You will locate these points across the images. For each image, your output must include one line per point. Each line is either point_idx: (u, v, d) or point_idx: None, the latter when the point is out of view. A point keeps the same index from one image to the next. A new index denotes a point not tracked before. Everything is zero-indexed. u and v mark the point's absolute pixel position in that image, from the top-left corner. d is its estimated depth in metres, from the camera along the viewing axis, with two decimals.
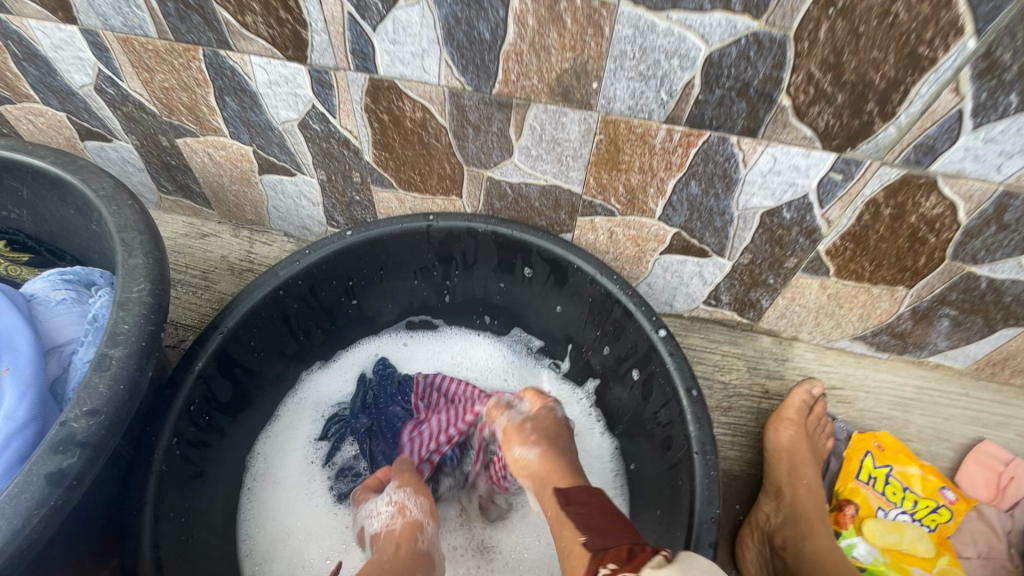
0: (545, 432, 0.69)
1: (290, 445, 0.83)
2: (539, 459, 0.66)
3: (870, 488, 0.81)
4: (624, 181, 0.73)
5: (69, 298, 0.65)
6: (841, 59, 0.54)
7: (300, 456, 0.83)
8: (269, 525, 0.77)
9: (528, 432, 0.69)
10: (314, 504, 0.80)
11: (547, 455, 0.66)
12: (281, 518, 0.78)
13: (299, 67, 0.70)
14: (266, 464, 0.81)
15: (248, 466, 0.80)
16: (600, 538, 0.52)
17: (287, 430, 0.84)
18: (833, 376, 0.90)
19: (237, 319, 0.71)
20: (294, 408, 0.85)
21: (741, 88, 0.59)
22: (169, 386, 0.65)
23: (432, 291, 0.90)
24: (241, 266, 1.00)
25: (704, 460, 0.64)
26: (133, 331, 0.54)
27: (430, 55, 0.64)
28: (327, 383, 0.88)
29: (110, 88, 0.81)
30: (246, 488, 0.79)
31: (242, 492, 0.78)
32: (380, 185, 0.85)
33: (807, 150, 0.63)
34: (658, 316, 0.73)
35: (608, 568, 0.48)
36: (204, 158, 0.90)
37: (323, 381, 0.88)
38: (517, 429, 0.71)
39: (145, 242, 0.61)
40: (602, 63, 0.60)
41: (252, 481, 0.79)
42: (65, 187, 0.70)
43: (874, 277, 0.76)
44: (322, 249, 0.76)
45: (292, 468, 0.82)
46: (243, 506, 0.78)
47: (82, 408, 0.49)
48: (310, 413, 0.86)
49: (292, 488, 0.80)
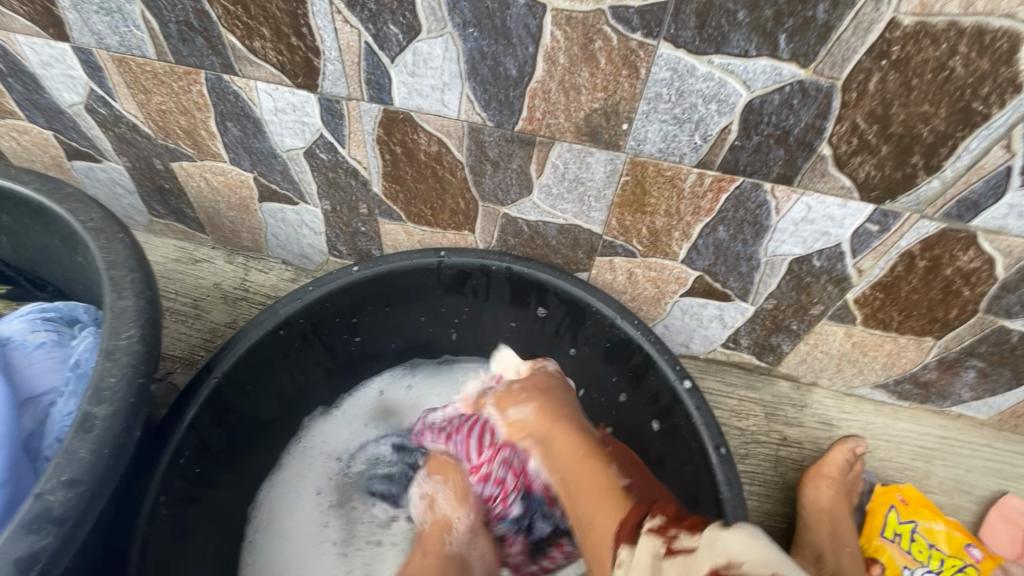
0: (538, 390, 0.66)
1: (293, 495, 0.78)
2: (536, 415, 0.62)
3: (896, 546, 0.77)
4: (648, 223, 0.70)
5: (49, 342, 0.59)
6: (889, 111, 0.51)
7: (304, 506, 0.78)
8: None
9: (518, 390, 0.66)
10: (320, 560, 0.76)
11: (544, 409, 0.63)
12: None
13: (309, 95, 0.66)
14: (267, 516, 0.76)
15: (247, 518, 0.75)
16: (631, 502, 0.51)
17: (291, 479, 0.79)
18: (852, 424, 0.87)
19: (233, 362, 0.66)
20: (297, 455, 0.80)
21: (780, 136, 0.56)
22: (158, 438, 0.59)
23: (439, 327, 0.86)
24: (235, 295, 0.95)
25: (736, 525, 0.61)
26: (120, 385, 0.49)
27: (451, 89, 0.61)
28: (330, 429, 0.83)
29: (102, 108, 0.76)
30: (245, 542, 0.74)
31: (241, 546, 0.74)
32: (388, 217, 0.81)
33: (844, 201, 0.60)
34: (682, 365, 0.70)
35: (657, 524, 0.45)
36: (200, 183, 0.85)
37: (326, 428, 0.83)
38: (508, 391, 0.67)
39: (136, 282, 0.56)
40: (634, 105, 0.57)
41: (252, 534, 0.75)
42: (49, 216, 0.65)
43: (902, 327, 0.73)
44: (327, 285, 0.72)
45: (295, 520, 0.77)
46: (243, 562, 0.73)
47: (59, 478, 0.44)
48: (314, 461, 0.81)
49: (298, 544, 0.76)
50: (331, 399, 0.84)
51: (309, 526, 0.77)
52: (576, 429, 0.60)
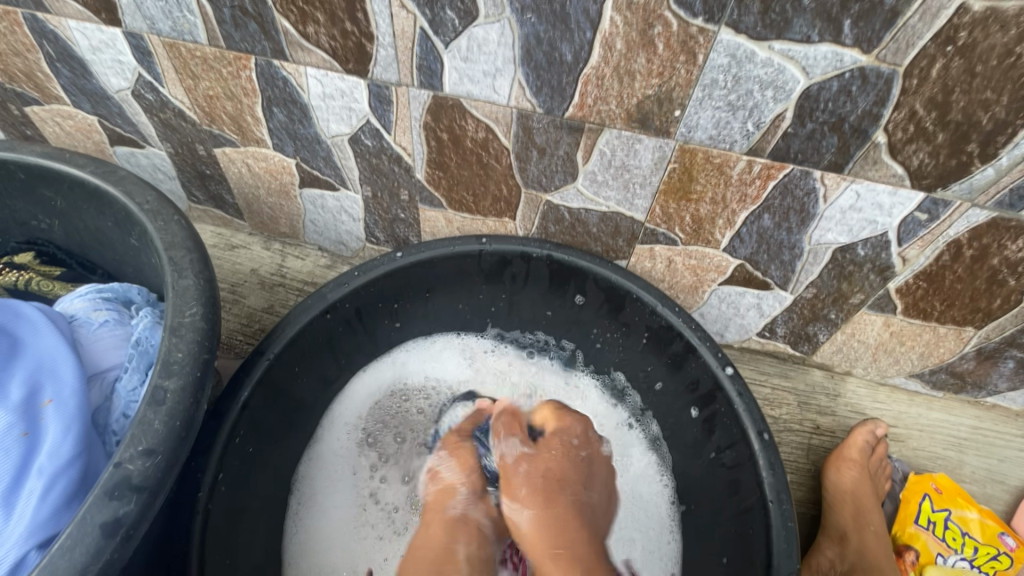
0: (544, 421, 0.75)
1: (333, 467, 0.78)
2: (531, 450, 0.72)
3: (929, 533, 0.79)
4: (692, 211, 0.70)
5: (111, 320, 0.61)
6: (949, 98, 0.51)
7: (345, 477, 0.78)
8: (312, 555, 0.73)
9: (526, 424, 0.75)
10: (360, 536, 0.76)
11: (540, 445, 0.73)
12: (325, 549, 0.74)
13: (358, 81, 0.66)
14: (308, 486, 0.76)
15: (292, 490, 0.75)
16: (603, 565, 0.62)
17: (330, 450, 0.79)
18: (886, 414, 0.88)
19: (283, 345, 0.67)
20: (335, 427, 0.80)
21: (835, 123, 0.56)
22: (214, 417, 0.61)
23: (476, 314, 0.87)
24: (272, 281, 0.96)
25: (780, 509, 0.61)
26: (187, 360, 0.50)
27: (503, 75, 0.61)
28: (365, 399, 0.82)
29: (149, 93, 0.77)
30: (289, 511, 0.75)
31: (286, 517, 0.74)
32: (428, 203, 0.82)
33: (895, 188, 0.60)
34: (723, 352, 0.70)
35: None
36: (241, 169, 0.86)
37: (361, 400, 0.82)
38: (517, 420, 0.76)
39: (196, 262, 0.58)
40: (689, 91, 0.57)
41: (295, 505, 0.75)
42: (105, 199, 0.66)
43: (943, 316, 0.74)
44: (371, 270, 0.73)
45: (336, 490, 0.77)
46: (287, 531, 0.74)
47: (137, 447, 0.45)
48: (352, 432, 0.80)
49: (336, 516, 0.76)
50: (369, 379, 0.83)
51: (348, 497, 0.77)
52: (567, 473, 0.71)
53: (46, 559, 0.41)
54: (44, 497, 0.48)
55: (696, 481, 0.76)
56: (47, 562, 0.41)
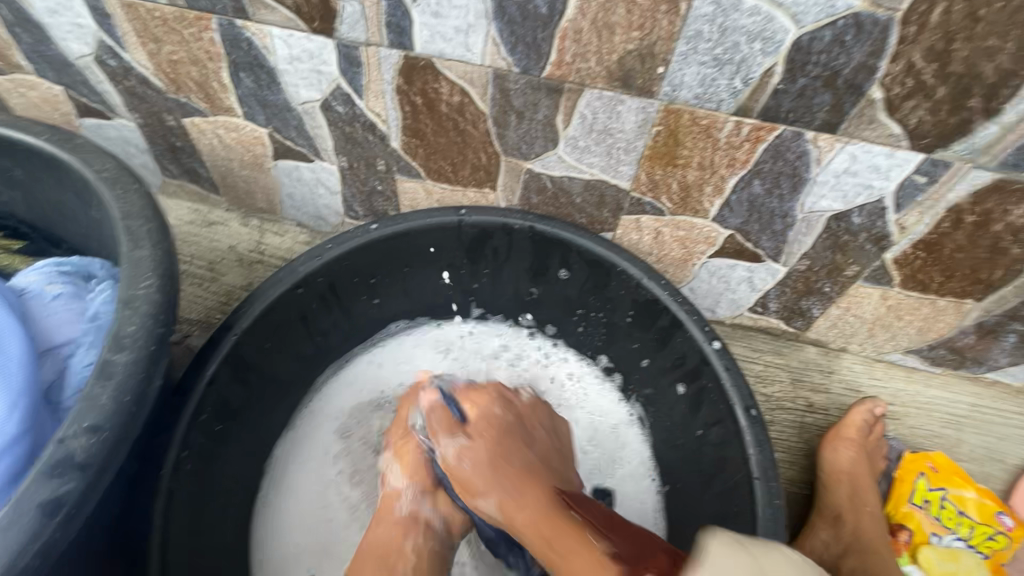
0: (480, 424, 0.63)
1: (308, 456, 0.76)
2: (468, 455, 0.60)
3: (924, 512, 0.76)
4: (679, 177, 0.67)
5: (66, 294, 0.58)
6: (950, 46, 0.48)
7: (320, 465, 0.76)
8: (285, 539, 0.72)
9: (457, 427, 0.63)
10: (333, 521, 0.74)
11: (475, 445, 0.60)
12: (297, 533, 0.72)
13: (325, 41, 0.63)
14: (283, 475, 0.75)
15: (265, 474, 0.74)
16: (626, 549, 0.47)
17: (305, 440, 0.77)
18: (881, 391, 0.85)
19: (251, 320, 0.64)
20: (311, 418, 0.78)
21: (828, 78, 0.52)
22: (178, 393, 0.58)
23: (458, 291, 0.84)
24: (250, 258, 0.93)
25: (767, 487, 0.59)
26: (140, 334, 0.47)
27: (475, 31, 0.57)
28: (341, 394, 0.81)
29: (112, 59, 0.74)
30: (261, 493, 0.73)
31: (257, 500, 0.72)
32: (406, 174, 0.79)
33: (892, 150, 0.56)
34: (710, 326, 0.68)
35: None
36: (213, 140, 0.82)
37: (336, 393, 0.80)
38: (444, 420, 0.64)
39: (153, 232, 0.54)
40: (672, 45, 0.54)
41: (268, 488, 0.73)
42: (62, 167, 0.63)
43: (942, 289, 0.70)
44: (345, 243, 0.70)
45: (310, 476, 0.75)
46: (259, 514, 0.72)
47: (82, 424, 0.43)
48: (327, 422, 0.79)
49: (309, 500, 0.74)
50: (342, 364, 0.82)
51: (321, 483, 0.75)
52: (518, 470, 0.58)
53: None
54: None
55: (683, 461, 0.74)
56: None
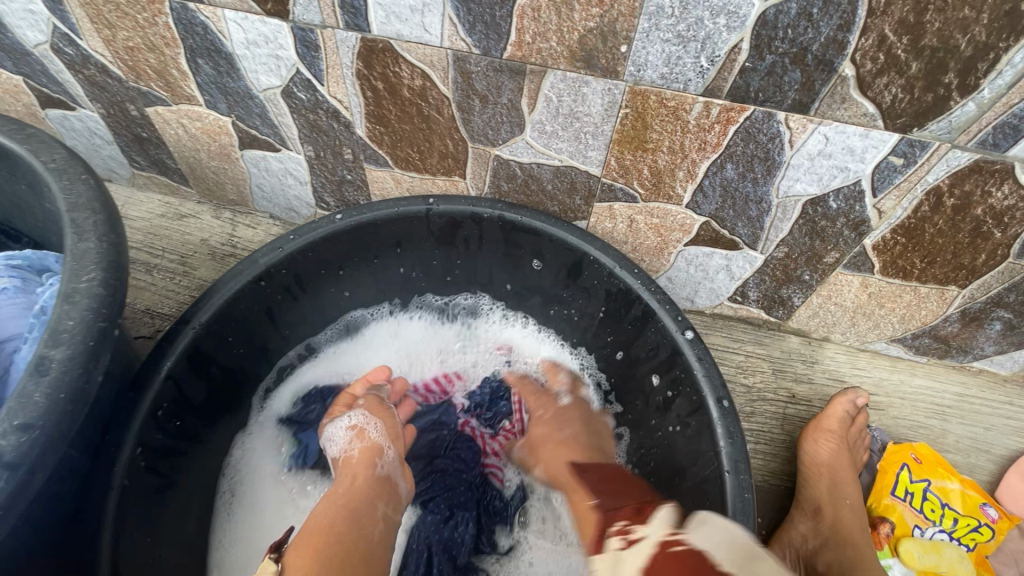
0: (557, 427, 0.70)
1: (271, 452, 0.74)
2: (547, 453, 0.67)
3: (906, 504, 0.74)
4: (650, 162, 0.64)
5: (12, 288, 0.57)
6: (922, 18, 0.45)
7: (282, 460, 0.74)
8: (242, 529, 0.69)
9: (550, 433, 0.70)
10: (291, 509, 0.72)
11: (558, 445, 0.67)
12: (255, 522, 0.70)
13: (281, 24, 0.60)
14: (243, 472, 0.72)
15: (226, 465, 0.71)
16: (611, 500, 0.49)
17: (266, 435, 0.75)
18: (865, 381, 0.83)
19: (211, 314, 0.63)
20: (266, 405, 0.76)
21: (797, 54, 0.50)
22: (132, 390, 0.57)
23: (431, 282, 0.82)
24: (222, 251, 0.91)
25: (737, 480, 0.57)
26: (79, 328, 0.46)
27: (431, 11, 0.55)
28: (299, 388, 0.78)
29: (68, 48, 0.72)
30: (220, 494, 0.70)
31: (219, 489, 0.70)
32: (374, 163, 0.77)
33: (866, 130, 0.54)
34: (683, 316, 0.66)
35: (620, 525, 0.44)
36: (178, 130, 0.81)
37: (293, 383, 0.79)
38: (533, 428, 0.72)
39: (99, 223, 0.53)
40: (634, 22, 0.51)
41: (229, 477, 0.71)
42: (12, 158, 0.61)
43: (924, 275, 0.68)
44: (308, 233, 0.68)
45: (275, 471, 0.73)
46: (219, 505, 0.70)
47: (13, 421, 0.41)
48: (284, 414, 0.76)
49: (270, 489, 0.72)
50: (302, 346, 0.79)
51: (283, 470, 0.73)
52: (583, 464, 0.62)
53: None
54: None
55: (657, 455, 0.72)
56: None
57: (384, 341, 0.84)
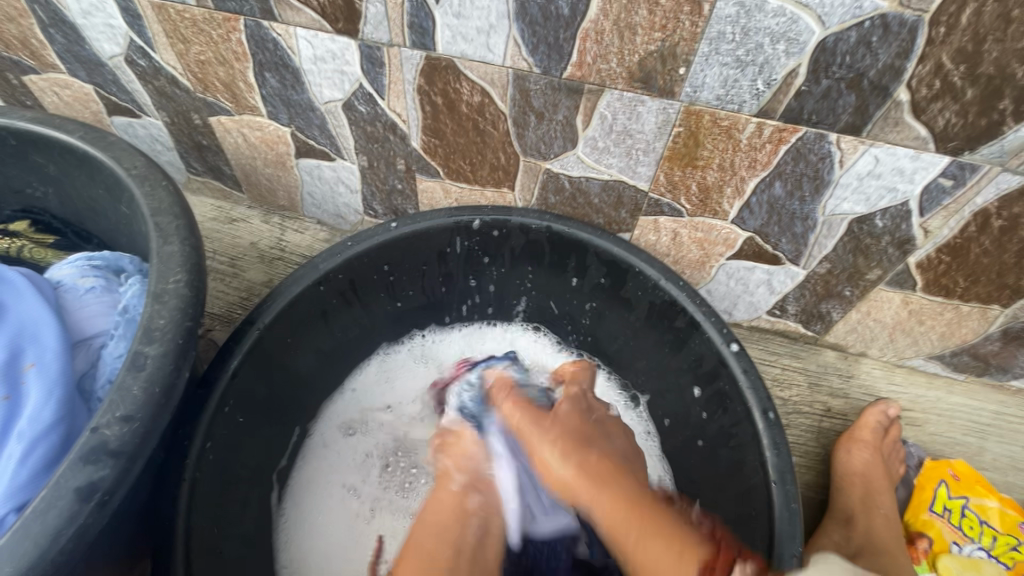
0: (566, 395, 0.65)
1: (319, 487, 0.77)
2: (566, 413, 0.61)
3: (945, 521, 0.75)
4: (698, 178, 0.66)
5: (97, 287, 0.62)
6: (981, 47, 0.47)
7: (334, 495, 0.77)
8: (308, 544, 0.73)
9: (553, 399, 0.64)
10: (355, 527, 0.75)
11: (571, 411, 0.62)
12: (316, 539, 0.74)
13: (349, 42, 0.63)
14: (299, 502, 0.75)
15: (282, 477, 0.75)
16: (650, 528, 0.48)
17: (317, 466, 0.78)
18: (902, 397, 0.84)
19: (274, 315, 0.65)
20: (326, 419, 0.81)
21: (852, 79, 0.52)
22: (203, 386, 0.60)
23: (475, 288, 0.85)
24: (271, 254, 0.95)
25: (784, 490, 0.58)
26: (169, 327, 0.49)
27: (497, 32, 0.58)
28: (365, 405, 0.83)
29: (142, 60, 0.75)
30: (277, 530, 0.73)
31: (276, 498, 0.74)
32: (426, 173, 0.80)
33: (917, 152, 0.55)
34: (728, 329, 0.67)
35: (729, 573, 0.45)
36: (238, 138, 0.84)
37: (348, 407, 0.82)
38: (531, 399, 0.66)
39: (181, 228, 0.56)
40: (694, 46, 0.53)
41: (288, 488, 0.76)
42: (94, 165, 0.64)
43: (967, 293, 0.69)
44: (366, 240, 0.71)
45: (326, 510, 0.76)
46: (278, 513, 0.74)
47: (115, 413, 0.44)
48: (340, 438, 0.80)
49: (326, 507, 0.76)
50: (355, 353, 0.83)
51: (340, 486, 0.77)
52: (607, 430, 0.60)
53: (19, 521, 0.40)
54: (22, 461, 0.48)
55: (701, 465, 0.74)
56: (20, 525, 0.40)
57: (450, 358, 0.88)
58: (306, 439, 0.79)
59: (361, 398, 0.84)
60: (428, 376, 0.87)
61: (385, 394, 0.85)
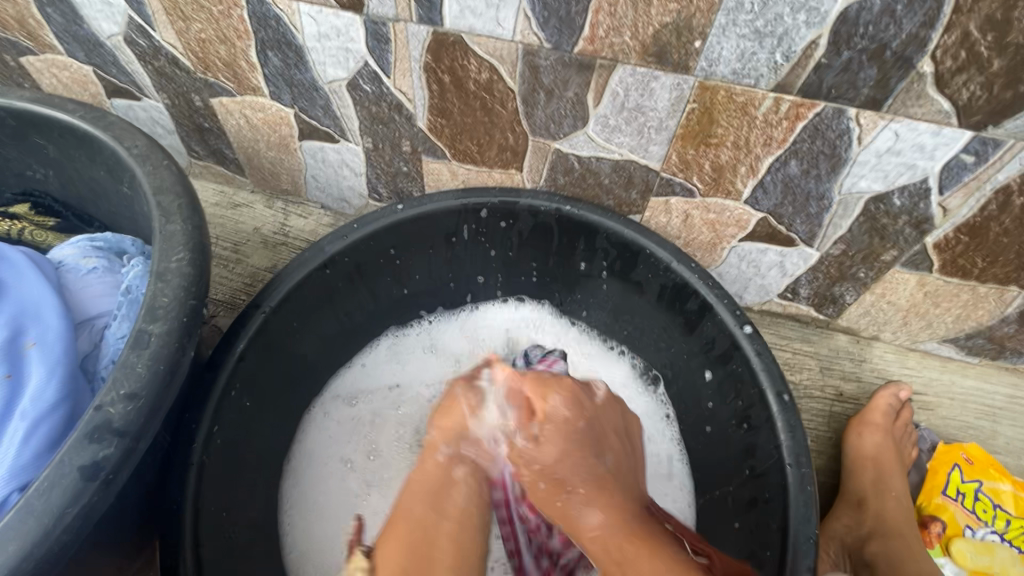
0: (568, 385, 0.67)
1: (321, 463, 0.76)
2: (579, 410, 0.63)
3: (958, 504, 0.74)
4: (712, 157, 0.65)
5: (100, 268, 0.61)
6: (1010, 15, 0.45)
7: (335, 474, 0.76)
8: (308, 522, 0.72)
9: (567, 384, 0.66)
10: (356, 507, 0.75)
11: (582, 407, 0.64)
12: (317, 518, 0.73)
13: (353, 17, 0.62)
14: (300, 481, 0.74)
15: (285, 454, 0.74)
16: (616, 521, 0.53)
17: (319, 440, 0.77)
18: (914, 380, 0.83)
19: (280, 299, 0.64)
20: (330, 394, 0.79)
21: (874, 50, 0.50)
22: (210, 368, 0.59)
23: (483, 272, 0.84)
24: (275, 240, 0.93)
25: (799, 473, 0.58)
26: (173, 306, 0.48)
27: (506, 5, 0.56)
28: (373, 379, 0.82)
29: (141, 39, 0.74)
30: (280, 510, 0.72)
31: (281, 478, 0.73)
32: (432, 155, 0.79)
33: (938, 128, 0.54)
34: (741, 311, 0.66)
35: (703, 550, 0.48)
36: (241, 121, 0.83)
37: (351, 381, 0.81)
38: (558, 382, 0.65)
39: (185, 208, 0.54)
40: (710, 18, 0.52)
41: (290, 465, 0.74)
42: (95, 145, 0.63)
43: (984, 274, 0.68)
44: (372, 223, 0.69)
45: (327, 488, 0.75)
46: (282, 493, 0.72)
47: (118, 391, 0.43)
48: (343, 411, 0.79)
49: (325, 485, 0.75)
50: (361, 336, 0.82)
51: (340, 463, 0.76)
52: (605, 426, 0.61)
53: (23, 499, 0.40)
54: (25, 442, 0.47)
55: (711, 451, 0.73)
56: (24, 503, 0.39)
57: (454, 337, 0.86)
58: (310, 413, 0.77)
59: (362, 372, 0.82)
60: (436, 357, 0.85)
61: (394, 372, 0.83)
